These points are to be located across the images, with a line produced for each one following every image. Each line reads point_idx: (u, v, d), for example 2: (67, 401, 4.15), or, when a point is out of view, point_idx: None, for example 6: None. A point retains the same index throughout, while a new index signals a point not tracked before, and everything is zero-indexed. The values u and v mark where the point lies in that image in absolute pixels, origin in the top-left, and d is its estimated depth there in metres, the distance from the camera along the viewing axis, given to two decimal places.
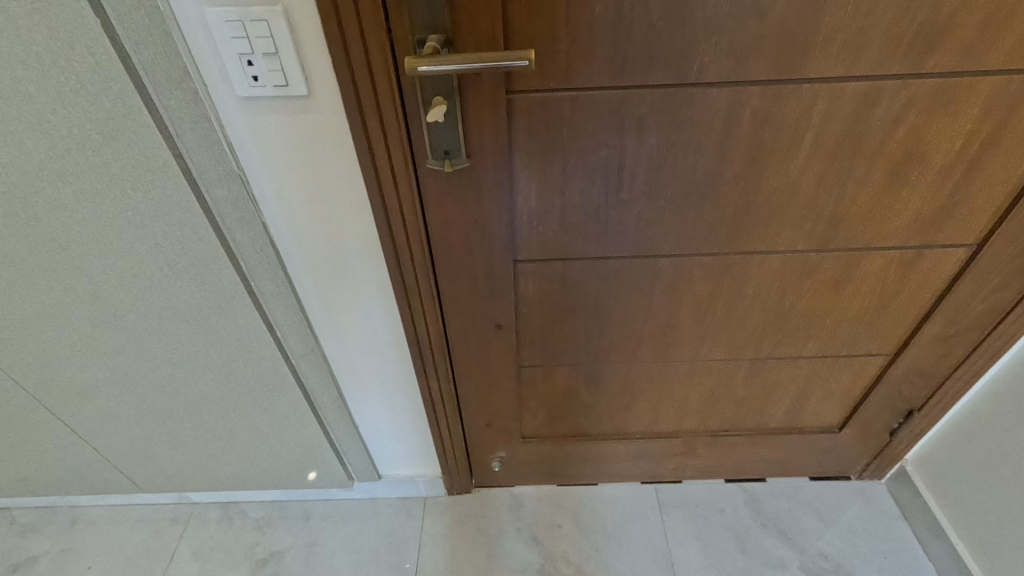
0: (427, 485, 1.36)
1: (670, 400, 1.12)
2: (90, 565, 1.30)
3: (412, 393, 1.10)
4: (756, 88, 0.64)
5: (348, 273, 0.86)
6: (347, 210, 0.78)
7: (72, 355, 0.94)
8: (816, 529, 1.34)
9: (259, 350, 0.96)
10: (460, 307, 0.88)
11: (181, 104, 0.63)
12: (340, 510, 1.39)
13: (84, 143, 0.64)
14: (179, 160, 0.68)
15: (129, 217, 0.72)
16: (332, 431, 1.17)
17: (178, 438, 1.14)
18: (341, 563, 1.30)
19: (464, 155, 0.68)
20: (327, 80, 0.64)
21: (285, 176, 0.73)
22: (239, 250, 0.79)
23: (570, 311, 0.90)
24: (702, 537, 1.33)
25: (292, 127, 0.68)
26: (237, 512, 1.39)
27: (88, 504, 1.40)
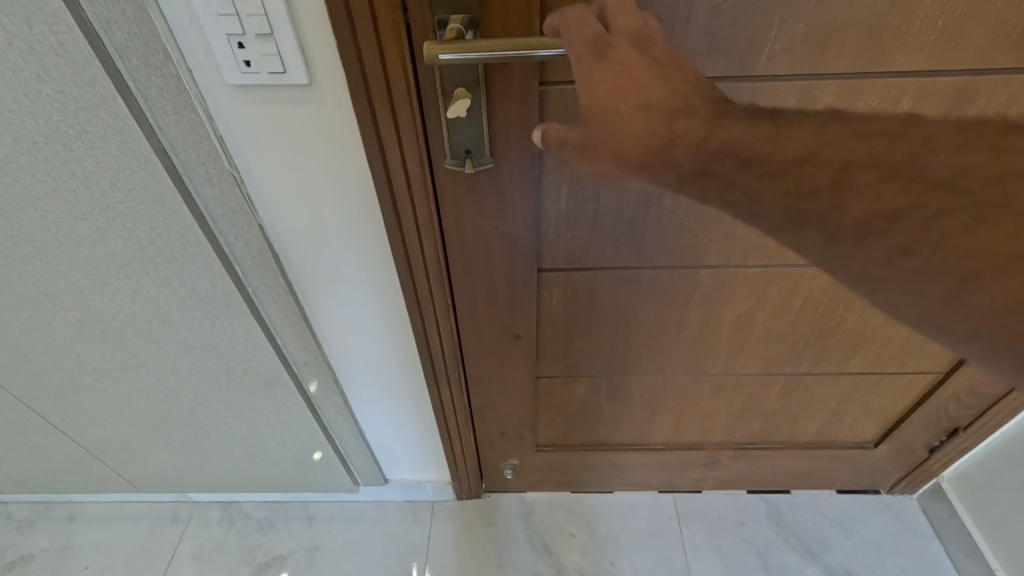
0: (435, 489, 1.31)
1: (697, 413, 1.05)
2: (87, 565, 1.26)
3: (420, 401, 1.04)
4: (834, 83, 0.55)
5: (353, 279, 0.80)
6: (352, 214, 0.70)
7: (59, 358, 0.88)
8: (843, 543, 1.29)
9: (257, 357, 0.90)
10: (475, 318, 0.81)
11: (163, 95, 0.56)
12: (346, 512, 1.34)
13: (54, 136, 0.57)
14: (163, 157, 0.61)
15: (109, 219, 0.66)
16: (337, 437, 1.12)
17: (175, 441, 1.09)
18: (346, 569, 1.25)
19: (487, 155, 0.59)
20: (331, 67, 0.56)
21: (282, 176, 0.66)
22: (235, 255, 0.73)
23: (596, 323, 0.83)
24: (722, 551, 1.27)
25: (291, 120, 0.61)
26: (238, 512, 1.34)
27: (86, 501, 1.36)
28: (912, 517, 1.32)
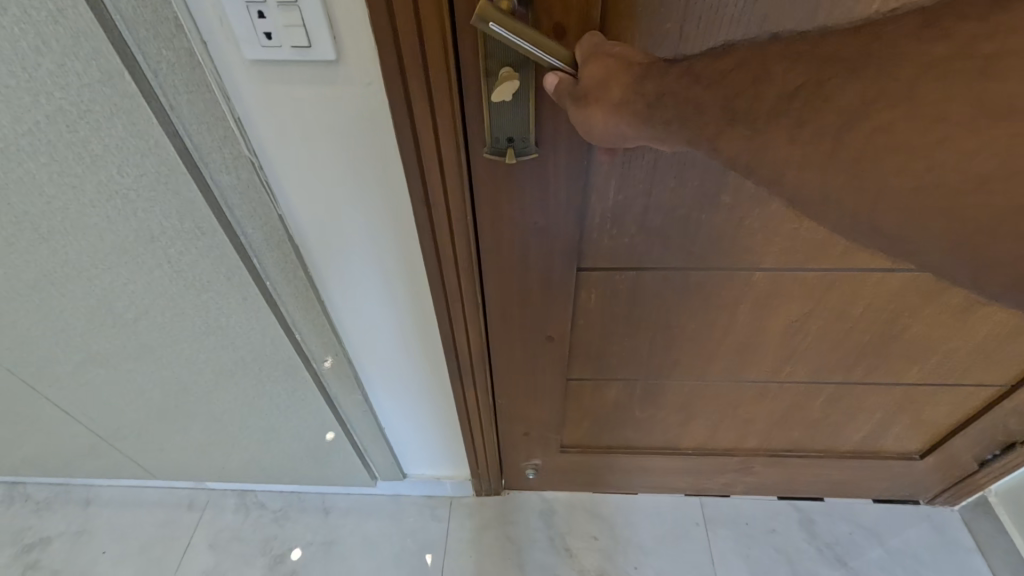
0: (454, 485, 1.28)
1: (734, 420, 0.99)
2: (104, 550, 1.26)
3: (442, 398, 1.00)
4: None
5: (375, 274, 0.75)
6: (376, 206, 0.66)
7: (71, 346, 0.85)
8: (879, 558, 1.22)
9: (275, 350, 0.87)
10: (504, 317, 0.76)
11: (175, 70, 0.52)
12: (363, 504, 1.31)
13: (56, 116, 0.52)
14: (176, 140, 0.57)
15: (118, 206, 0.62)
16: (356, 432, 1.09)
17: (191, 431, 1.06)
18: (362, 563, 1.23)
19: (531, 144, 0.54)
20: (361, 42, 0.50)
21: (303, 164, 0.61)
22: (252, 246, 0.70)
23: (636, 326, 0.77)
24: (750, 559, 1.22)
25: (314, 101, 0.55)
26: (254, 502, 1.32)
27: (103, 485, 1.35)
28: (954, 531, 1.25)
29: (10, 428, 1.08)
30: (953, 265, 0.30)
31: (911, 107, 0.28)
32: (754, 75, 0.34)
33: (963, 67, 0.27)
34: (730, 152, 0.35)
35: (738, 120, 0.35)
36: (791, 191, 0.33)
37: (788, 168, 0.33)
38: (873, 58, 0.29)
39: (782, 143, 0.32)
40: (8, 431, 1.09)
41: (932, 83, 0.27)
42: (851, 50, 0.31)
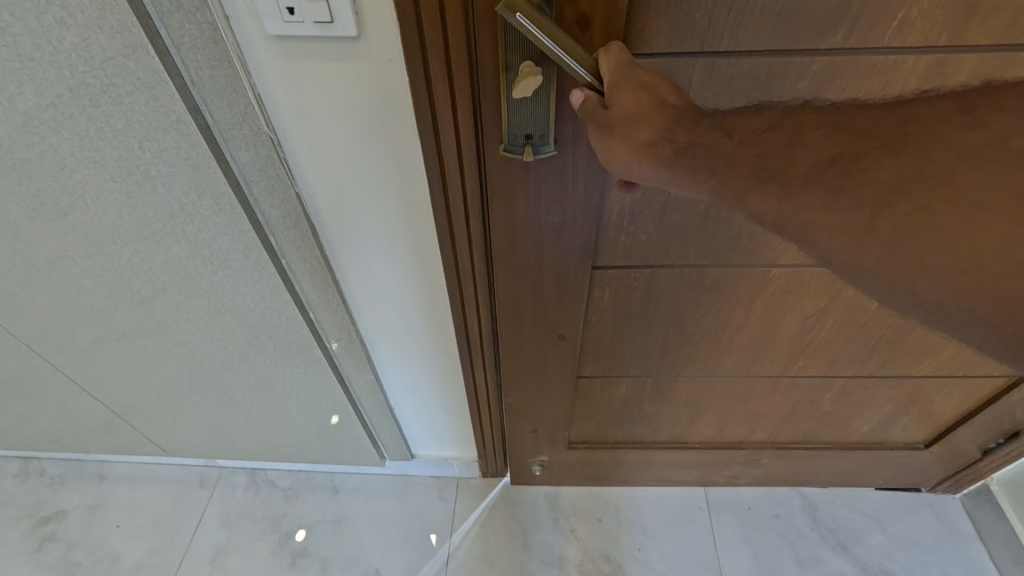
0: (461, 466, 1.29)
1: (742, 414, 0.99)
2: (119, 524, 1.28)
3: (452, 379, 1.01)
4: (977, 56, 0.47)
5: (392, 256, 0.75)
6: (394, 187, 0.66)
7: (88, 323, 0.86)
8: (880, 543, 1.23)
9: (289, 330, 0.87)
10: (517, 316, 0.75)
11: (196, 44, 0.51)
12: (372, 483, 1.33)
13: (78, 89, 0.52)
14: (196, 116, 0.57)
15: (139, 181, 0.62)
16: (367, 413, 1.10)
17: (203, 408, 1.08)
18: (371, 541, 1.25)
19: (550, 142, 0.53)
20: (384, 18, 0.50)
21: (322, 143, 0.61)
22: (269, 225, 0.69)
23: (648, 323, 0.77)
24: (753, 543, 1.24)
25: (335, 79, 0.55)
26: (264, 479, 1.34)
27: (116, 461, 1.37)
28: (955, 519, 1.26)
29: (27, 404, 1.10)
30: (987, 341, 0.32)
31: (948, 190, 0.31)
32: (790, 140, 0.37)
33: (996, 160, 0.31)
34: (761, 207, 0.37)
35: (769, 178, 0.37)
36: (822, 251, 0.35)
37: (824, 232, 0.35)
38: (910, 144, 0.33)
39: (819, 206, 0.35)
40: (25, 406, 1.11)
41: (969, 169, 0.31)
42: (883, 129, 0.35)
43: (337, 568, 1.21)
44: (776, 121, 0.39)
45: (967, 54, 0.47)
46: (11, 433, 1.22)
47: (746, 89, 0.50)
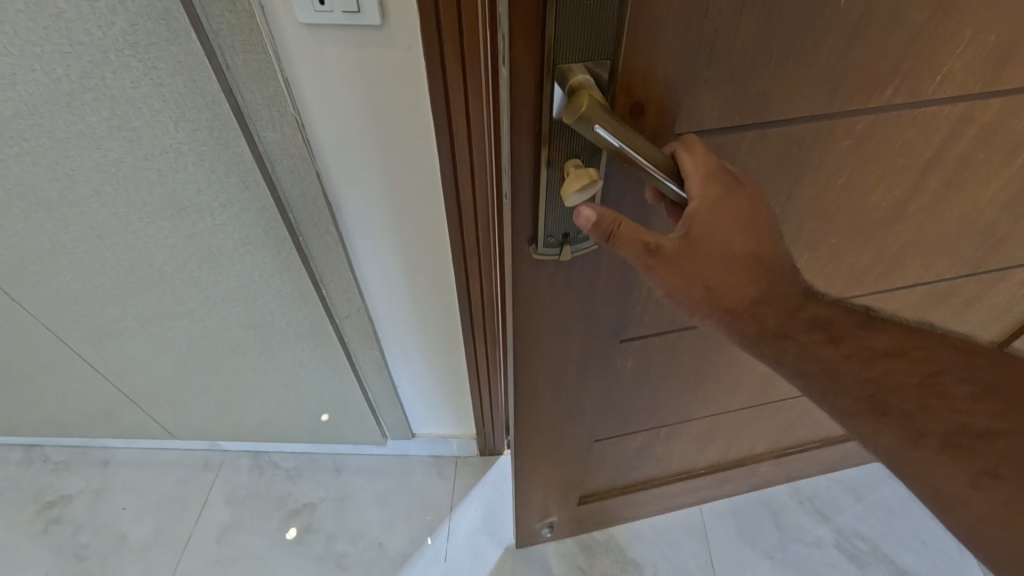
0: (460, 444, 1.34)
1: (741, 431, 1.04)
2: (124, 506, 1.31)
3: (454, 352, 1.06)
4: (1001, 100, 0.50)
5: (404, 230, 0.80)
6: (407, 163, 0.70)
7: (107, 304, 0.90)
8: (853, 508, 1.32)
9: (301, 306, 0.90)
10: (536, 403, 0.74)
11: (233, 31, 0.54)
12: (374, 462, 1.39)
13: (123, 71, 0.56)
14: (229, 98, 0.59)
15: (170, 159, 0.66)
16: (371, 394, 1.13)
17: (210, 388, 1.11)
18: (374, 516, 1.30)
19: (585, 238, 0.51)
20: (407, 11, 0.55)
21: (343, 123, 0.65)
22: (289, 203, 0.72)
23: (664, 378, 0.81)
24: (737, 512, 1.32)
25: (357, 63, 0.59)
26: (268, 461, 1.38)
27: (119, 447, 1.40)
28: None
29: (38, 385, 1.13)
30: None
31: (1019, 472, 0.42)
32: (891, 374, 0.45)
33: None
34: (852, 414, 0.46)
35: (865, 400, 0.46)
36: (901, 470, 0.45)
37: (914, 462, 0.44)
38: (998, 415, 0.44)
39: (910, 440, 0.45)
40: (37, 387, 1.14)
41: None
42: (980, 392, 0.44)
43: (342, 543, 1.26)
44: (890, 347, 0.46)
45: (992, 97, 0.49)
46: (17, 419, 1.24)
47: (790, 153, 0.50)
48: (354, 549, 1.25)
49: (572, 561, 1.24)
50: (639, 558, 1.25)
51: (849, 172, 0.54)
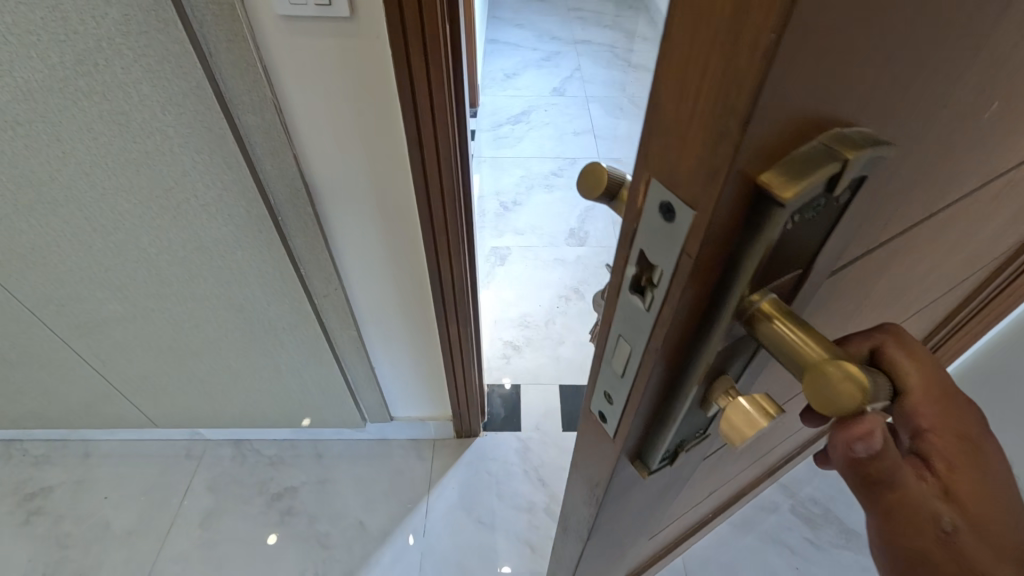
0: (437, 427, 1.41)
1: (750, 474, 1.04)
2: (107, 495, 1.33)
3: (427, 332, 1.12)
4: None
5: (376, 211, 0.86)
6: (378, 147, 0.77)
7: (92, 288, 0.94)
8: (808, 476, 1.41)
9: (283, 288, 0.95)
10: (606, 554, 0.67)
11: (216, 21, 0.60)
12: (354, 449, 1.43)
13: (114, 59, 0.62)
14: (212, 85, 0.65)
15: (157, 141, 0.70)
16: (349, 374, 1.19)
17: (194, 372, 1.15)
18: (354, 498, 1.34)
19: (698, 437, 0.42)
20: (373, 6, 0.61)
21: (316, 105, 0.71)
22: (268, 182, 0.78)
23: (719, 475, 0.80)
24: None
25: (330, 52, 0.66)
26: (250, 449, 1.42)
27: (101, 439, 1.42)
28: None
29: (23, 374, 1.16)
30: None
31: None
32: None
33: None
34: None
35: None
36: None
37: None
38: None
39: None
40: (20, 377, 1.16)
41: None
42: None
43: (324, 522, 1.30)
44: None
45: None
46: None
47: (888, 261, 0.44)
48: (335, 528, 1.29)
49: (545, 531, 1.31)
50: None
51: (921, 257, 0.50)
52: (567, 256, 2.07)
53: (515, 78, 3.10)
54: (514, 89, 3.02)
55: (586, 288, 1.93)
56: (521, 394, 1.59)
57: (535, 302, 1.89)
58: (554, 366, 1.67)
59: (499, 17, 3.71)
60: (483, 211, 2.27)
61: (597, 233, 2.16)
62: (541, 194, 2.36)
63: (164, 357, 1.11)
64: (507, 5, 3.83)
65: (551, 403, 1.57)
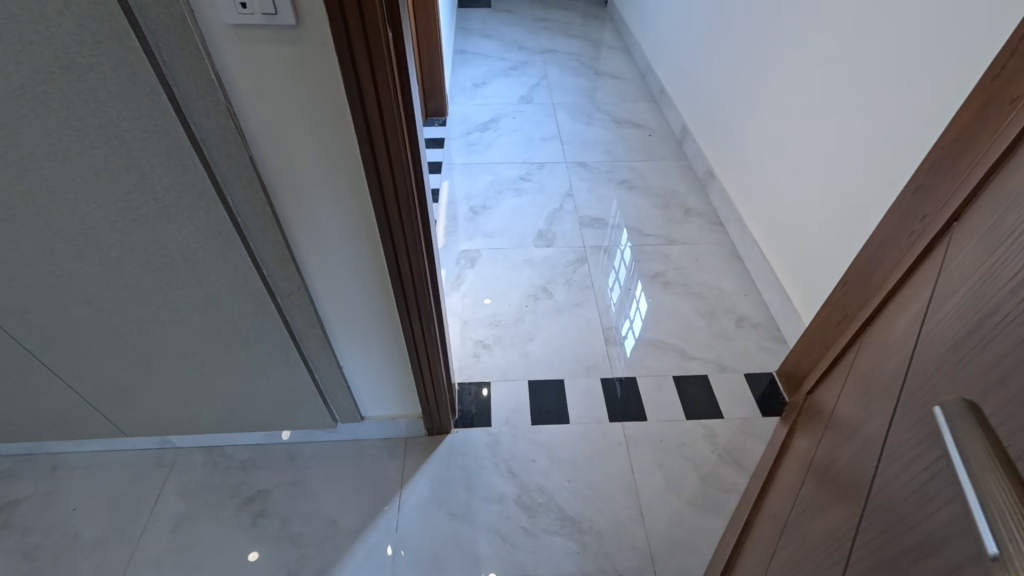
0: (407, 425, 1.45)
1: (777, 502, 1.04)
2: (74, 507, 1.33)
3: (391, 332, 1.16)
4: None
5: (333, 213, 0.90)
6: (331, 151, 0.80)
7: (54, 296, 0.96)
8: None
9: (244, 289, 0.98)
10: None
11: (167, 29, 0.64)
12: (326, 449, 1.46)
13: (71, 68, 0.65)
14: (165, 89, 0.68)
15: (114, 145, 0.73)
16: (318, 374, 1.22)
17: (161, 378, 1.17)
18: (326, 497, 1.36)
19: None
20: (317, 15, 0.65)
21: (270, 108, 0.75)
22: (225, 182, 0.81)
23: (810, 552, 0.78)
24: (664, 466, 1.46)
25: (275, 57, 0.69)
26: (222, 455, 1.43)
27: (70, 451, 1.42)
28: None
29: None
30: None
31: None
32: None
33: None
34: None
35: None
36: None
37: None
38: None
39: None
40: None
41: None
42: None
43: (296, 522, 1.32)
44: None
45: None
46: None
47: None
48: (308, 528, 1.31)
49: (516, 521, 1.34)
50: (577, 514, 1.36)
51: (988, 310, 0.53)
52: (535, 256, 2.12)
53: (483, 87, 3.17)
54: (482, 97, 3.08)
55: (553, 287, 1.98)
56: (490, 392, 1.63)
57: (503, 302, 1.93)
58: (523, 363, 1.72)
59: (465, 29, 3.78)
60: (451, 216, 2.32)
61: (563, 234, 2.22)
62: (509, 198, 2.41)
63: (129, 363, 1.12)
64: (474, 18, 3.91)
65: (520, 398, 1.61)
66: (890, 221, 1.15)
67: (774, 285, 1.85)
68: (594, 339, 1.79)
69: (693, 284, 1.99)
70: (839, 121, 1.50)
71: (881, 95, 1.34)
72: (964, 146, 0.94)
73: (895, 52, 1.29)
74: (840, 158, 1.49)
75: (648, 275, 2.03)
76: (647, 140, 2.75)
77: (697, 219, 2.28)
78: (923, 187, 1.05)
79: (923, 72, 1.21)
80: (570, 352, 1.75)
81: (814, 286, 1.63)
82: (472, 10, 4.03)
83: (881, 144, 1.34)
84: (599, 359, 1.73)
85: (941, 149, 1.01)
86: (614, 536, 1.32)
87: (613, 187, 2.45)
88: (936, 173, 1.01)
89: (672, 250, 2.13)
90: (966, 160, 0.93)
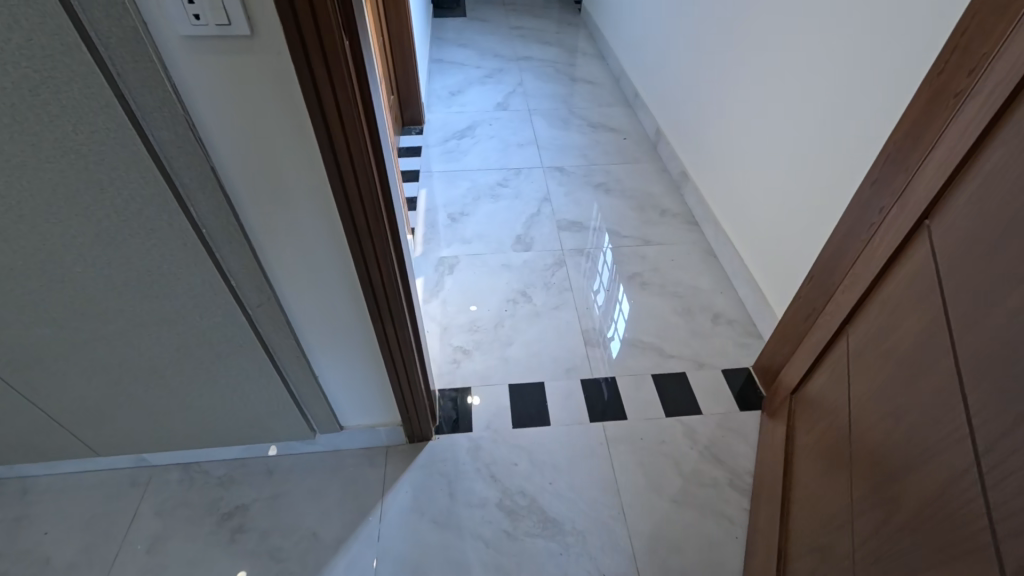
0: (388, 433, 1.44)
1: (831, 501, 1.02)
2: (47, 531, 1.30)
3: (365, 340, 1.15)
4: None
5: (299, 221, 0.89)
6: (294, 158, 0.80)
7: (16, 316, 0.95)
8: (746, 452, 1.50)
9: (213, 301, 0.97)
10: None
11: (121, 42, 0.64)
12: (306, 461, 1.45)
13: (23, 83, 0.65)
14: (122, 102, 0.69)
15: (72, 160, 0.73)
16: (293, 385, 1.21)
17: (132, 395, 1.15)
18: (305, 510, 1.35)
19: None
20: (271, 27, 0.66)
21: (229, 119, 0.75)
22: (189, 195, 0.81)
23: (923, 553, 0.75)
24: (644, 464, 1.47)
25: (230, 69, 0.69)
26: (199, 471, 1.41)
27: (43, 474, 1.39)
28: None
29: None
30: None
31: None
32: None
33: None
34: None
35: None
36: None
37: None
38: None
39: None
40: None
41: None
42: None
43: (275, 536, 1.30)
44: None
45: None
46: None
47: None
48: (287, 541, 1.30)
49: (498, 526, 1.34)
50: (559, 515, 1.36)
51: None
52: (514, 261, 2.12)
53: (458, 95, 3.18)
54: (458, 105, 3.10)
55: (532, 291, 1.99)
56: (471, 397, 1.63)
57: (484, 307, 1.93)
58: (503, 367, 1.72)
59: (441, 38, 3.80)
60: (429, 223, 2.32)
61: (541, 237, 2.23)
62: (486, 204, 2.42)
63: (97, 381, 1.11)
64: (450, 27, 3.94)
65: (500, 402, 1.62)
66: (850, 215, 1.18)
67: (748, 282, 1.89)
68: (573, 341, 1.80)
69: (669, 283, 2.01)
70: (805, 119, 1.53)
71: (843, 92, 1.38)
72: (915, 140, 0.97)
73: (853, 51, 1.33)
74: (807, 155, 1.53)
75: (625, 276, 2.05)
76: (622, 143, 2.77)
77: (673, 220, 2.31)
78: (878, 181, 1.08)
79: (881, 68, 1.25)
80: (550, 354, 1.76)
81: (787, 280, 1.66)
82: (447, 19, 4.05)
83: (846, 140, 1.37)
84: (579, 360, 1.74)
85: (894, 144, 1.04)
86: (596, 536, 1.33)
87: (590, 191, 2.47)
88: (891, 167, 1.04)
89: (648, 250, 2.16)
90: (916, 155, 0.96)
